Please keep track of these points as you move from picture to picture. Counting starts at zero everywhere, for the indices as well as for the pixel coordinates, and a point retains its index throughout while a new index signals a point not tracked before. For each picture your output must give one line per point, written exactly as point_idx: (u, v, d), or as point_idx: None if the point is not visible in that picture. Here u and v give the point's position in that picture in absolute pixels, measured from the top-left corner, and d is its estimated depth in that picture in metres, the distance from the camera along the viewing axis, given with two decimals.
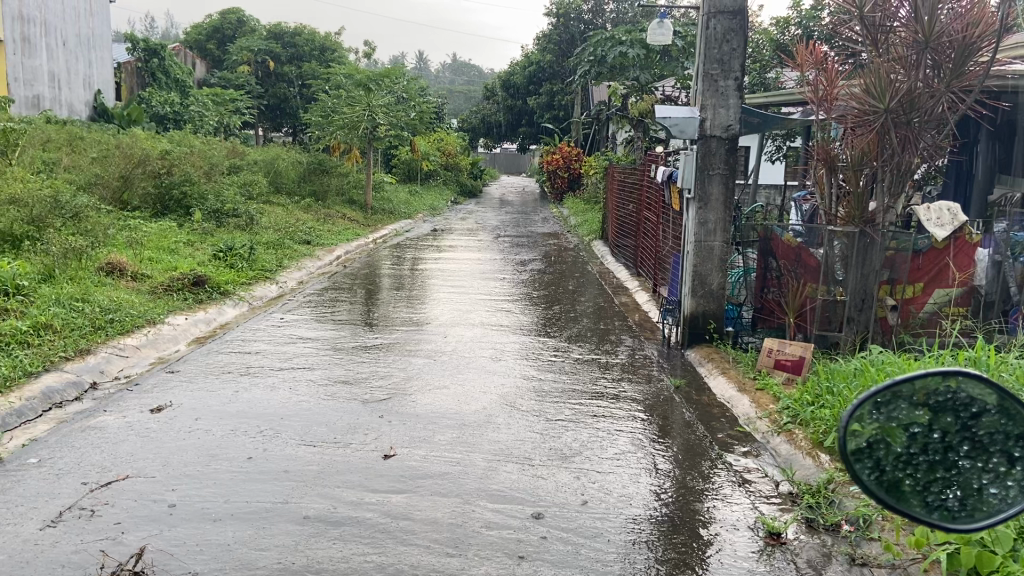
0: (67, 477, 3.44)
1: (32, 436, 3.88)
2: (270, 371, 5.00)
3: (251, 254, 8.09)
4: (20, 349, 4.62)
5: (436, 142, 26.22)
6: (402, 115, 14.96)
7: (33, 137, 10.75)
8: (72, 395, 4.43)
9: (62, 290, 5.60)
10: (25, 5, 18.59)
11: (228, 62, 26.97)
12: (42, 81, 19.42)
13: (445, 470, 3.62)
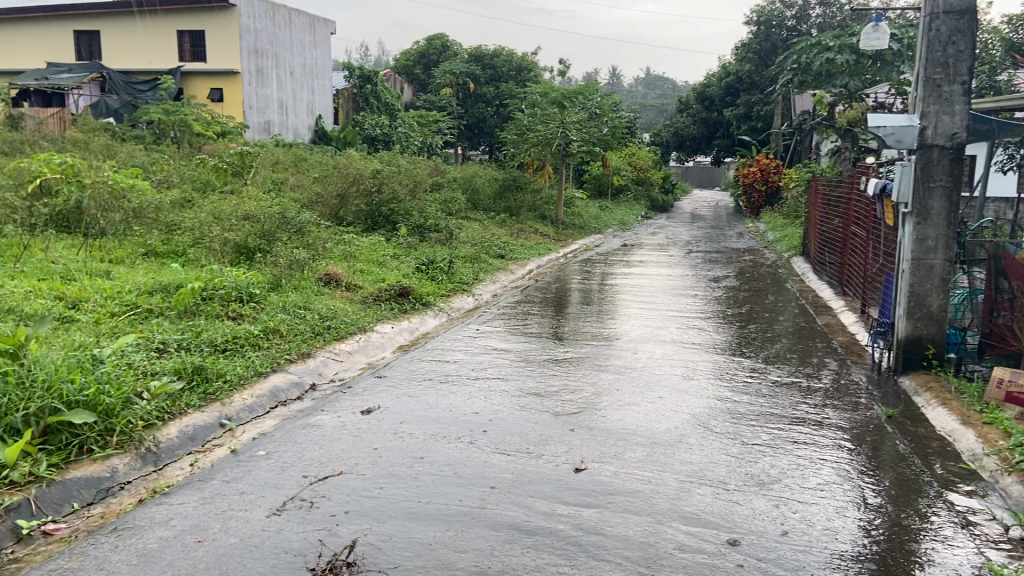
0: (290, 469, 3.79)
1: (261, 430, 4.31)
2: (467, 380, 5.22)
3: (450, 267, 8.49)
4: (252, 350, 5.14)
5: (628, 156, 26.24)
6: (595, 132, 15.14)
7: (265, 160, 12.03)
8: (295, 394, 4.87)
9: (288, 299, 6.18)
10: (261, 39, 20.97)
11: (432, 86, 28.70)
12: (272, 108, 21.72)
13: (637, 488, 3.59)
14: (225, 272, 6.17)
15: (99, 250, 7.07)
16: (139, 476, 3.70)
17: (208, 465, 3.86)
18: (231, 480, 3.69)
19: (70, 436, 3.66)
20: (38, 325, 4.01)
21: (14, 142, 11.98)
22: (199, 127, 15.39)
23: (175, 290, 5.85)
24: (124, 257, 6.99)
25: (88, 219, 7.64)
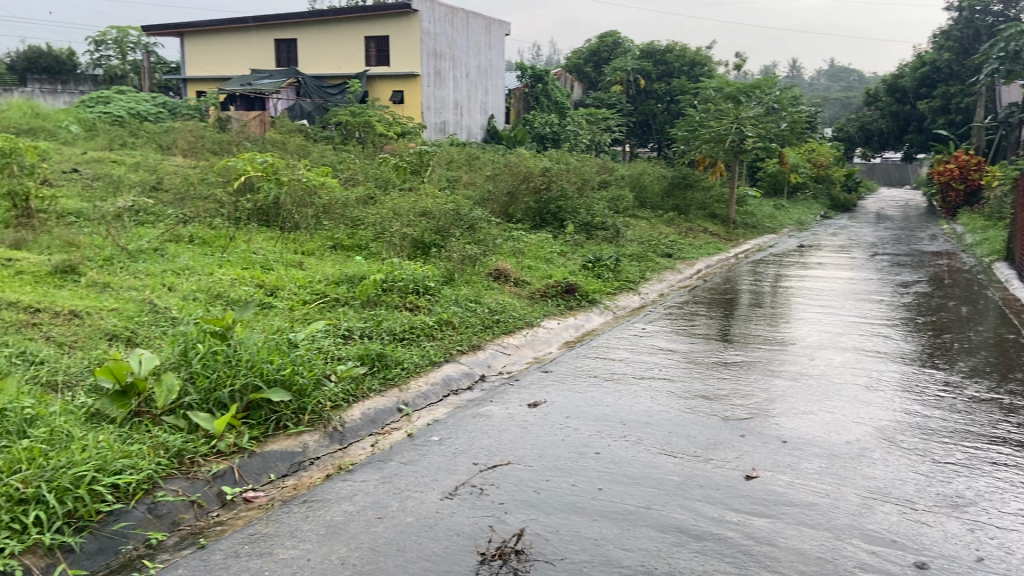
0: (461, 456, 3.94)
1: (435, 417, 4.51)
2: (633, 379, 5.20)
3: (617, 265, 8.48)
4: (427, 340, 5.38)
5: (807, 153, 24.98)
6: (773, 127, 14.53)
7: (441, 158, 12.55)
8: (466, 384, 5.05)
9: (460, 292, 6.41)
10: (439, 42, 21.85)
11: (602, 84, 28.72)
12: (447, 108, 22.57)
13: (813, 501, 3.43)
14: (403, 265, 6.50)
15: (293, 242, 7.67)
16: (327, 453, 3.99)
17: (387, 447, 4.09)
18: (408, 462, 3.89)
19: (268, 412, 4.02)
20: (243, 310, 4.41)
21: (223, 142, 13.25)
22: (381, 128, 16.30)
23: (358, 281, 6.23)
24: (314, 249, 7.53)
25: (283, 214, 8.33)
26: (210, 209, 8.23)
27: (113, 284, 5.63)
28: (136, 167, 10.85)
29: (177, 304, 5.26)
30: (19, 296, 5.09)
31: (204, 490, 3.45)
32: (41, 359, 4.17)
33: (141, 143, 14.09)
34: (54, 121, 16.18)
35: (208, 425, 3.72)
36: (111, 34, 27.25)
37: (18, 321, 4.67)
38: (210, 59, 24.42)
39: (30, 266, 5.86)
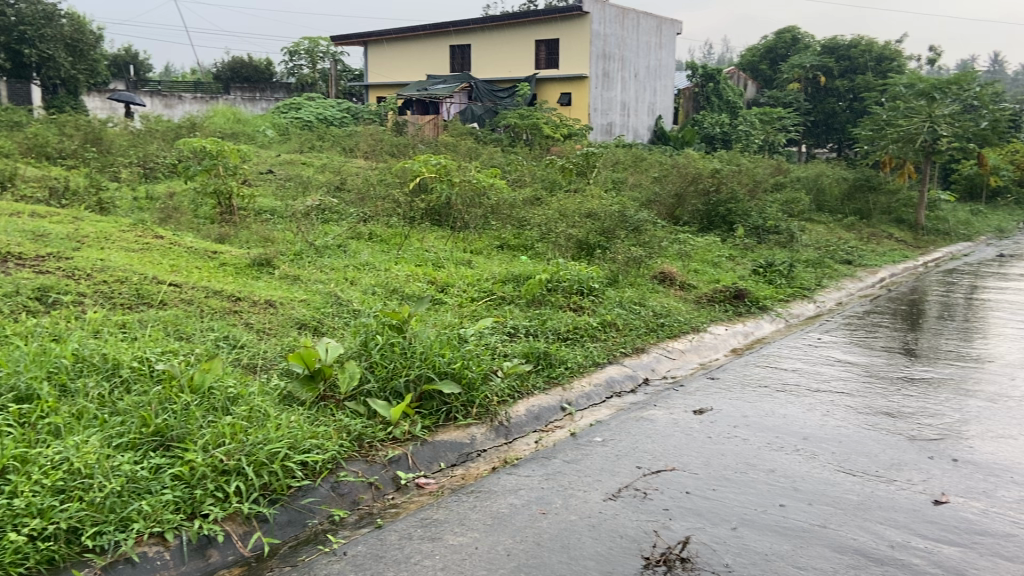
0: (625, 459, 3.93)
1: (597, 418, 4.53)
2: (808, 391, 4.95)
3: (790, 271, 8.12)
4: (591, 341, 5.41)
5: (1011, 153, 22.72)
6: (972, 125, 13.35)
7: (608, 160, 12.57)
8: (629, 387, 5.03)
9: (624, 294, 6.39)
10: (609, 44, 21.83)
11: (778, 82, 27.59)
12: (615, 110, 22.53)
13: (1012, 533, 3.14)
14: (569, 265, 6.56)
15: (462, 241, 7.94)
16: (493, 446, 4.12)
17: (551, 444, 4.16)
18: (572, 461, 3.93)
19: (439, 403, 4.20)
20: (418, 304, 4.63)
21: (401, 145, 13.94)
22: (549, 131, 16.54)
23: (525, 281, 6.36)
24: (483, 248, 7.76)
25: (454, 214, 8.63)
26: (388, 208, 8.69)
27: (302, 277, 6.08)
28: (324, 169, 11.65)
29: (358, 297, 5.60)
30: (223, 286, 5.62)
31: (380, 473, 3.68)
32: (241, 342, 4.58)
33: (328, 146, 15.10)
34: (252, 126, 17.71)
35: (386, 412, 3.96)
36: (303, 44, 29.40)
37: (223, 308, 5.16)
38: (392, 67, 25.94)
39: (233, 258, 6.45)
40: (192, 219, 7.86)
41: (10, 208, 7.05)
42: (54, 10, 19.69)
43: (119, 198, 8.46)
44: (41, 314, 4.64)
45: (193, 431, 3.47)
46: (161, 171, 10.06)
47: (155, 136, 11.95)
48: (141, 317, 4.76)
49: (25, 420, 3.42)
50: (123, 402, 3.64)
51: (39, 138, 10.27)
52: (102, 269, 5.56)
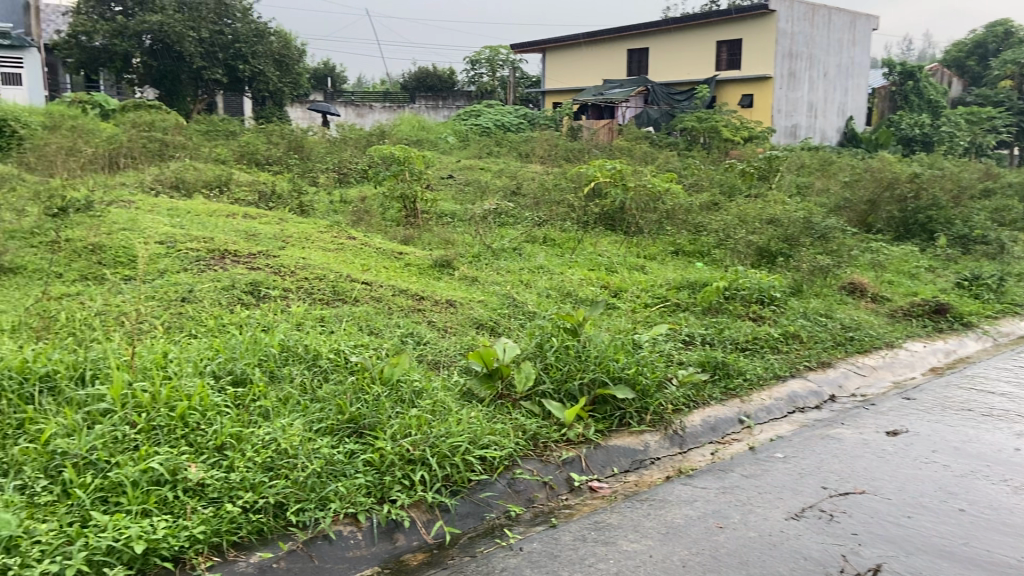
0: (809, 478, 3.75)
1: (778, 433, 4.37)
2: (1020, 418, 4.49)
3: (1001, 286, 7.39)
4: (772, 352, 5.21)
5: None
6: None
7: (793, 164, 12.15)
8: (813, 403, 4.79)
9: (809, 305, 6.09)
10: (797, 42, 20.88)
11: (989, 79, 25.26)
12: (801, 111, 21.56)
13: None
14: (749, 273, 6.36)
15: (637, 246, 7.89)
16: (667, 455, 4.08)
17: (728, 457, 4.07)
18: (750, 475, 3.81)
19: (613, 408, 4.23)
20: (594, 308, 4.68)
21: (576, 150, 14.07)
22: (728, 134, 16.09)
23: (701, 288, 6.23)
24: (657, 253, 7.68)
25: (628, 219, 8.61)
26: (562, 213, 8.80)
27: (480, 279, 6.31)
28: (501, 174, 12.00)
29: (534, 299, 5.73)
30: (408, 285, 5.94)
31: (555, 473, 3.78)
32: (425, 339, 4.83)
33: (505, 152, 15.52)
34: (435, 133, 18.54)
35: (560, 413, 4.05)
36: (485, 53, 30.48)
37: (408, 305, 5.45)
38: (569, 72, 26.35)
39: (417, 259, 6.80)
40: (381, 221, 8.36)
41: (227, 210, 7.82)
42: (265, 28, 21.62)
43: (318, 201, 9.15)
44: (253, 307, 5.14)
45: (383, 420, 3.76)
46: (353, 176, 10.77)
47: (349, 144, 12.82)
48: (337, 312, 5.13)
49: (241, 401, 3.83)
50: (322, 391, 3.98)
51: (250, 146, 11.32)
52: (303, 267, 6.04)
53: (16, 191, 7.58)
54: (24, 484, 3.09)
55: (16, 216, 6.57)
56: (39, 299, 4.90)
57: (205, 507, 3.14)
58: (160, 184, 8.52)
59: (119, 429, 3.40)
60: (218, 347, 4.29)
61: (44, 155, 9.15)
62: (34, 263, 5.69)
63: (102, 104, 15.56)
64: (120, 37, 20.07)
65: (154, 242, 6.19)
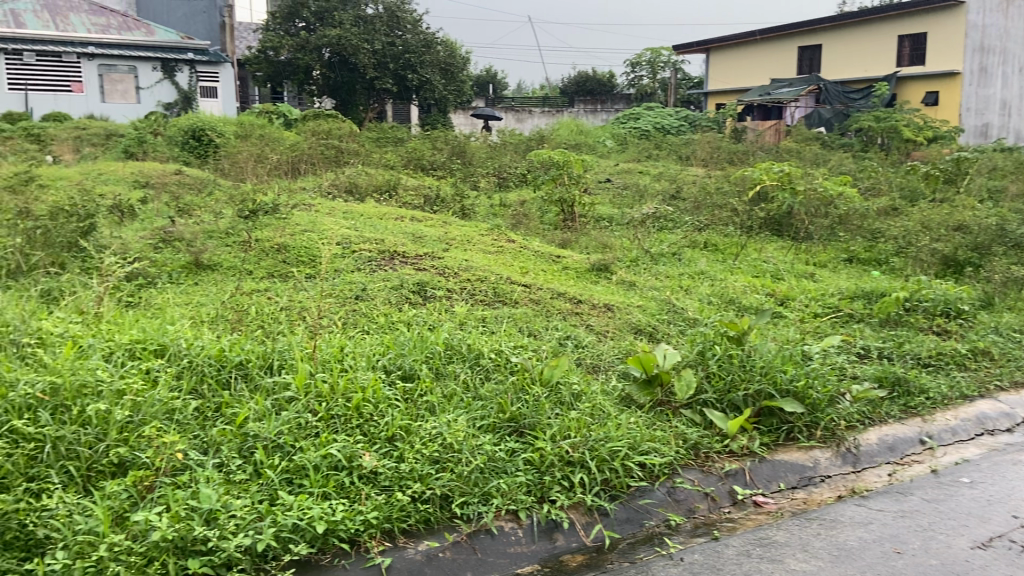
0: (999, 505, 3.45)
1: (964, 457, 4.05)
2: None
3: None
4: (958, 370, 4.83)
5: None
6: None
7: (983, 167, 11.25)
8: (1006, 425, 4.40)
9: (1002, 319, 5.59)
10: (990, 35, 19.30)
11: None
12: (994, 109, 19.98)
13: None
14: (932, 284, 5.93)
15: (805, 253, 7.54)
16: (838, 472, 3.89)
17: (906, 479, 3.82)
18: (932, 499, 3.56)
19: (779, 421, 4.08)
20: (760, 316, 4.52)
21: (739, 153, 13.66)
22: (908, 134, 15.03)
23: (877, 298, 5.87)
24: (828, 260, 7.31)
25: (796, 224, 8.25)
26: (725, 217, 8.57)
27: (638, 283, 6.26)
28: (660, 177, 11.86)
29: (696, 306, 5.62)
30: (566, 289, 5.99)
31: (717, 485, 3.69)
32: (584, 342, 4.87)
33: (665, 155, 15.31)
34: (593, 137, 18.57)
35: (723, 424, 3.96)
36: (645, 55, 30.38)
37: (565, 308, 5.50)
38: (732, 72, 25.72)
39: (575, 263, 6.85)
40: (540, 224, 8.49)
41: (396, 213, 8.21)
42: (432, 39, 22.39)
43: (480, 205, 9.42)
44: (419, 306, 5.38)
45: (543, 421, 3.84)
46: (513, 180, 10.99)
47: (509, 149, 13.11)
48: (498, 313, 5.26)
49: (409, 395, 4.02)
50: (484, 389, 4.10)
51: (417, 152, 11.83)
52: (466, 268, 6.24)
53: (215, 195, 8.34)
54: (222, 462, 3.40)
55: (214, 219, 7.23)
56: (233, 294, 5.36)
57: (378, 494, 3.33)
58: (336, 189, 9.07)
59: (302, 416, 3.67)
60: (388, 343, 4.52)
61: (237, 163, 10.00)
62: (228, 262, 6.23)
63: (286, 114, 16.80)
64: (302, 51, 21.62)
65: (331, 242, 6.60)
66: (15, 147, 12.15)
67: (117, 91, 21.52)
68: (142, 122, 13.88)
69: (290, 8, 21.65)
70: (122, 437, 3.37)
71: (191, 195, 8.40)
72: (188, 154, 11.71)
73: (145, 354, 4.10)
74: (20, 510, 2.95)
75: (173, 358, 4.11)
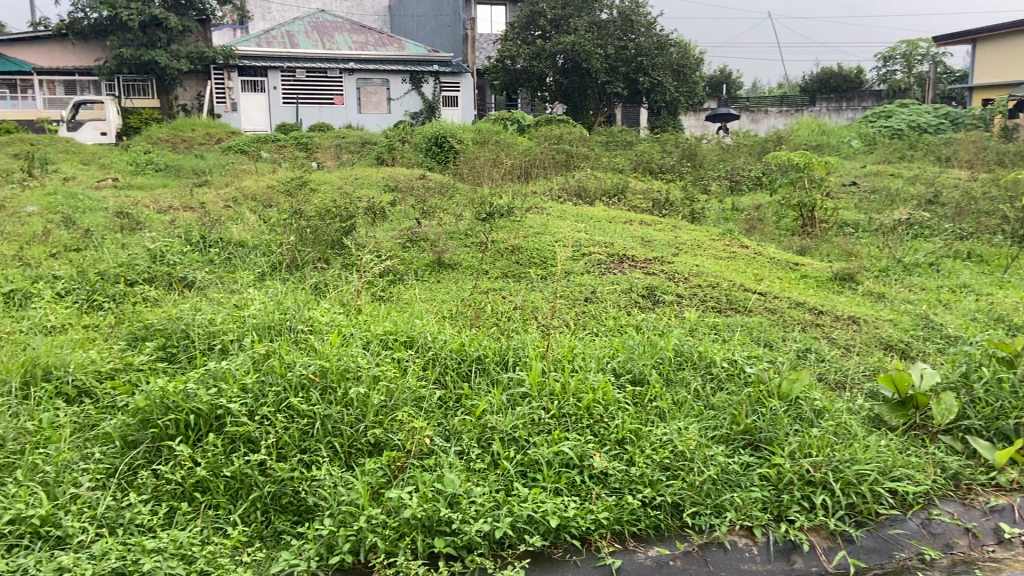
0: None
1: None
2: None
3: None
4: None
5: None
6: None
7: None
8: None
9: None
10: None
11: None
12: None
13: None
14: None
15: None
16: None
17: None
18: None
19: None
20: None
21: (1012, 154, 12.16)
22: None
23: None
24: None
25: None
26: (993, 226, 7.69)
27: (888, 295, 5.80)
28: (915, 180, 10.86)
29: (957, 322, 5.09)
30: (805, 298, 5.69)
31: (980, 521, 3.36)
32: (826, 355, 4.59)
33: (920, 156, 14.00)
34: (836, 137, 17.46)
35: (989, 454, 3.59)
36: (900, 48, 28.05)
37: (804, 319, 5.22)
38: (1004, 62, 22.95)
39: (815, 271, 6.48)
40: (775, 230, 8.17)
41: (626, 216, 8.26)
42: (666, 40, 22.12)
43: (711, 209, 9.24)
44: (649, 311, 5.36)
45: (780, 437, 3.68)
46: (746, 184, 10.62)
47: (743, 151, 12.67)
48: (731, 321, 5.11)
49: (639, 400, 4.02)
50: (717, 398, 4.00)
51: (646, 155, 11.81)
52: (697, 274, 6.13)
53: (457, 198, 8.87)
54: (462, 450, 3.61)
55: (455, 221, 7.70)
56: (471, 292, 5.68)
57: (608, 495, 3.37)
58: (566, 193, 9.28)
59: (536, 413, 3.80)
60: (618, 346, 4.56)
61: (475, 168, 10.56)
62: (467, 261, 6.61)
63: (519, 120, 17.47)
64: (537, 59, 22.40)
65: (563, 245, 6.77)
66: (288, 155, 13.73)
67: (371, 102, 23.51)
68: (392, 130, 15.08)
69: (528, 17, 22.46)
70: (377, 419, 3.70)
71: (436, 197, 9.00)
72: (431, 160, 12.54)
73: (396, 344, 4.46)
74: (294, 478, 3.34)
75: (420, 350, 4.43)
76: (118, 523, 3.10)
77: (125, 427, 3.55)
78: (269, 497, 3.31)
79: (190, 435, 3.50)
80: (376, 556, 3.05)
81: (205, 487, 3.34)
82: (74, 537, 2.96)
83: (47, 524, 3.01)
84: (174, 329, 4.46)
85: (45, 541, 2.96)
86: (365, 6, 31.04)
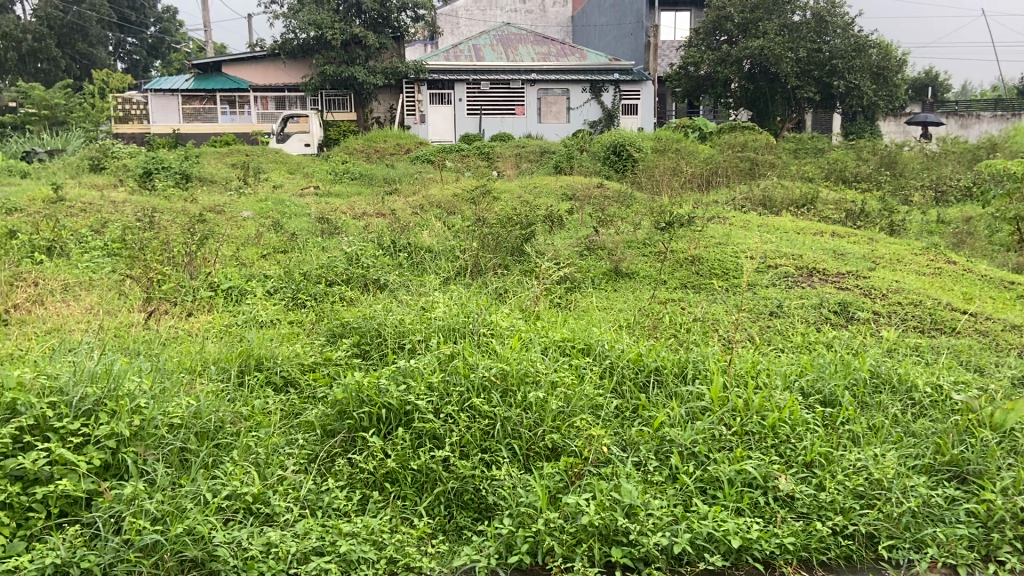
0: None
1: None
2: None
3: None
4: None
5: None
6: None
7: None
8: None
9: None
10: None
11: None
12: None
13: None
14: None
15: None
16: None
17: None
18: None
19: None
20: None
21: None
22: None
23: None
24: None
25: None
26: None
27: None
28: None
29: None
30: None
31: None
32: None
33: None
34: None
35: None
36: None
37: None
38: None
39: None
40: (987, 244, 7.49)
41: (816, 227, 7.86)
42: (865, 41, 20.67)
43: (912, 221, 8.59)
44: (841, 328, 5.05)
45: (992, 470, 3.36)
46: (953, 195, 9.77)
47: (950, 159, 11.64)
48: (935, 343, 4.71)
49: (829, 421, 3.81)
50: (917, 425, 3.72)
51: (839, 164, 11.18)
52: (897, 290, 5.71)
53: (637, 207, 8.83)
54: (640, 461, 3.58)
55: (634, 229, 7.67)
56: (650, 302, 5.61)
57: (794, 519, 3.21)
58: (750, 202, 8.99)
59: (717, 428, 3.69)
60: (806, 363, 4.33)
61: (654, 177, 10.47)
62: (646, 270, 6.54)
63: (701, 128, 17.08)
64: (722, 64, 21.97)
65: (748, 256, 6.54)
66: (472, 164, 14.27)
67: (551, 112, 23.83)
68: (571, 139, 15.25)
69: (714, 23, 22.03)
70: (555, 424, 3.74)
71: (614, 207, 9.00)
72: (609, 168, 12.55)
73: (574, 351, 4.51)
74: (475, 476, 3.45)
75: (598, 358, 4.44)
76: (317, 505, 3.33)
77: (324, 416, 3.84)
78: (452, 492, 3.45)
79: (382, 428, 3.73)
80: (554, 559, 3.08)
81: (394, 478, 3.53)
82: (281, 516, 3.21)
83: (258, 501, 3.28)
84: (368, 327, 4.76)
85: (256, 516, 3.22)
86: (549, 18, 31.71)
